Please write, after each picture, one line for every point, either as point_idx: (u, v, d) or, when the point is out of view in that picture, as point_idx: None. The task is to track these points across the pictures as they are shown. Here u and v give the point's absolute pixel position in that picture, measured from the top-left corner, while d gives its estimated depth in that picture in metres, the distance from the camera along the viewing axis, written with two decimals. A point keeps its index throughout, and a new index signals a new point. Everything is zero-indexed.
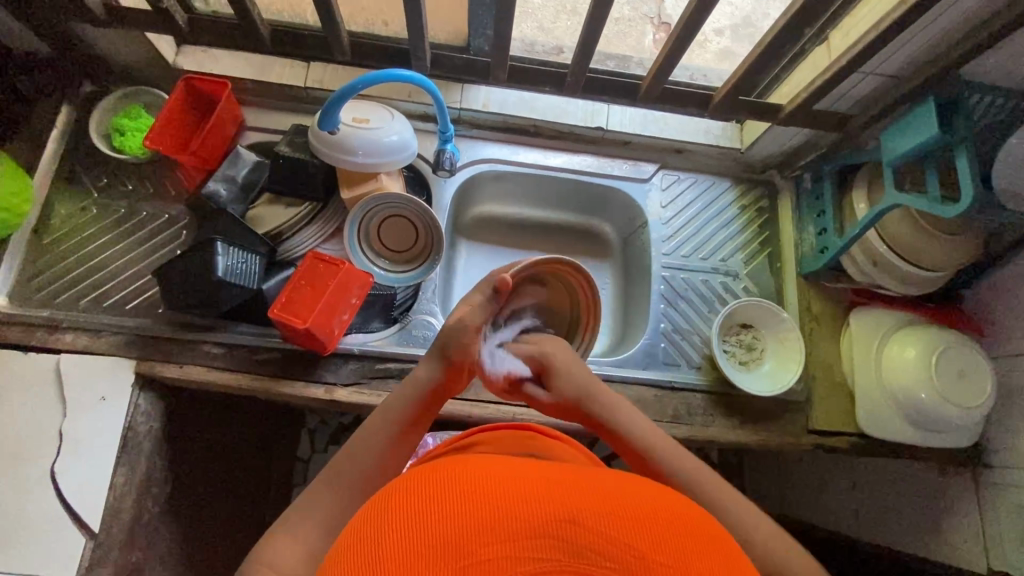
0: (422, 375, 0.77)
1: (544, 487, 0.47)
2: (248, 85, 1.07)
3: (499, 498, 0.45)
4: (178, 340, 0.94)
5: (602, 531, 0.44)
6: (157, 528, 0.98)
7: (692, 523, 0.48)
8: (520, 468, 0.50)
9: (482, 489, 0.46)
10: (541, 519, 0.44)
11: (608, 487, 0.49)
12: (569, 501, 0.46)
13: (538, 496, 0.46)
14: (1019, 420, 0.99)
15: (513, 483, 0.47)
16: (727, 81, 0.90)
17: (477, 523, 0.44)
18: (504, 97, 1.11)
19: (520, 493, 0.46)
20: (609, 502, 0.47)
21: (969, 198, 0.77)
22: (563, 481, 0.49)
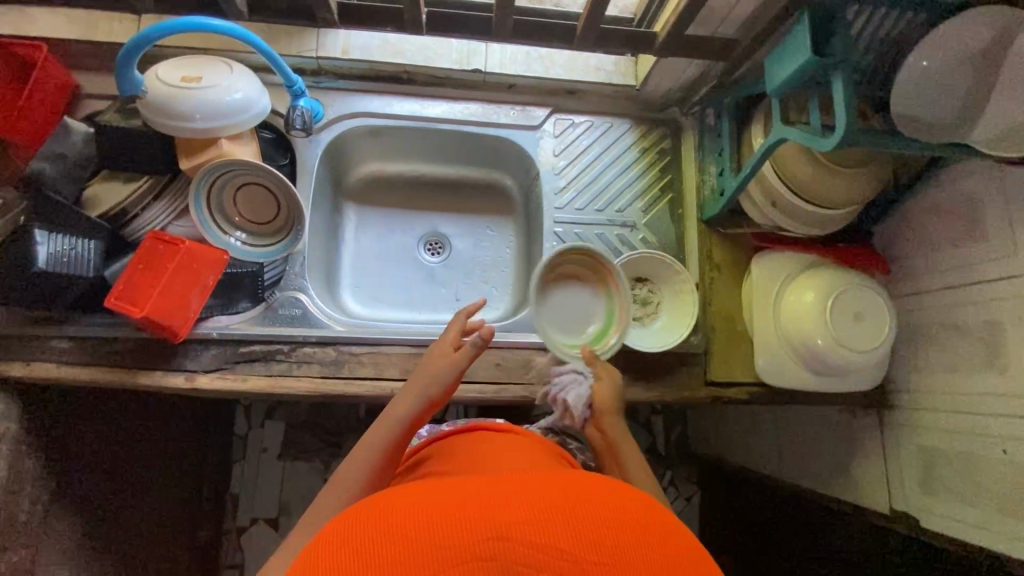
0: (401, 412, 0.71)
1: (465, 506, 0.44)
2: (74, 46, 0.95)
3: (419, 529, 0.42)
4: (23, 337, 0.88)
5: (531, 542, 0.41)
6: (37, 527, 0.95)
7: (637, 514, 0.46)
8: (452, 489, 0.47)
9: (402, 525, 0.42)
10: (467, 543, 0.41)
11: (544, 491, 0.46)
12: (493, 515, 0.43)
13: (459, 519, 0.42)
14: (921, 360, 0.95)
15: (426, 511, 0.43)
16: (587, 10, 0.79)
17: (398, 563, 0.40)
18: (367, 41, 0.98)
19: (441, 518, 0.42)
20: (546, 509, 0.44)
21: (844, 129, 0.69)
22: (489, 495, 0.45)
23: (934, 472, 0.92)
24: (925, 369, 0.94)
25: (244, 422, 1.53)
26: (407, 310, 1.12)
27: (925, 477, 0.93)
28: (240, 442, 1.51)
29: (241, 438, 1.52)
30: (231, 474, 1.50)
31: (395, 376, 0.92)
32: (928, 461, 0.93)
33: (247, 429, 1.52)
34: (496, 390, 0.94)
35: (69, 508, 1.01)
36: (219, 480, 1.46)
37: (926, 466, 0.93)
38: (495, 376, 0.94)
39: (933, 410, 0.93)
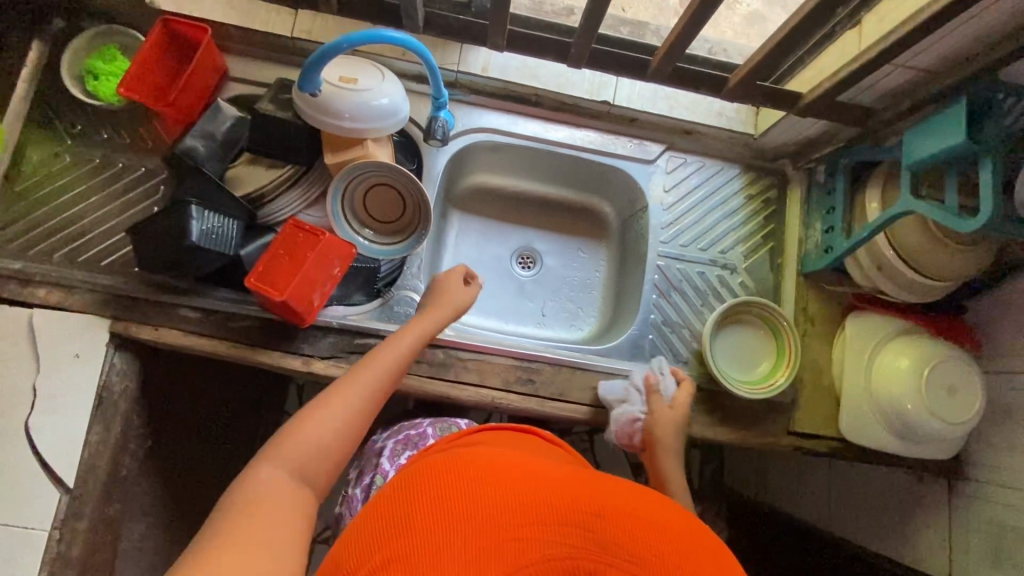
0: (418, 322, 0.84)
1: (564, 489, 0.50)
2: (232, 32, 1.00)
3: (525, 490, 0.48)
4: (155, 302, 0.92)
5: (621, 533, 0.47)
6: (134, 483, 0.98)
7: (668, 520, 0.50)
8: (497, 471, 0.51)
9: (508, 482, 0.49)
10: (566, 514, 0.47)
11: (582, 490, 0.51)
12: (587, 501, 0.49)
13: (560, 496, 0.49)
14: (1002, 438, 0.97)
15: (529, 481, 0.50)
16: (746, 65, 0.83)
17: (501, 511, 0.46)
18: (507, 62, 1.04)
19: (545, 490, 0.49)
20: (587, 508, 0.48)
21: (988, 214, 0.72)
22: (582, 486, 0.51)
23: (1004, 548, 0.93)
24: (1007, 448, 0.96)
25: None
26: (495, 319, 1.15)
27: (994, 552, 0.94)
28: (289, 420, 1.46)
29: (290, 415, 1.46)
30: None
31: (497, 385, 0.95)
32: (999, 537, 0.94)
33: None
34: (590, 412, 0.97)
35: (158, 468, 1.04)
36: None
37: (997, 542, 0.95)
38: (590, 399, 0.97)
39: (1010, 488, 0.94)
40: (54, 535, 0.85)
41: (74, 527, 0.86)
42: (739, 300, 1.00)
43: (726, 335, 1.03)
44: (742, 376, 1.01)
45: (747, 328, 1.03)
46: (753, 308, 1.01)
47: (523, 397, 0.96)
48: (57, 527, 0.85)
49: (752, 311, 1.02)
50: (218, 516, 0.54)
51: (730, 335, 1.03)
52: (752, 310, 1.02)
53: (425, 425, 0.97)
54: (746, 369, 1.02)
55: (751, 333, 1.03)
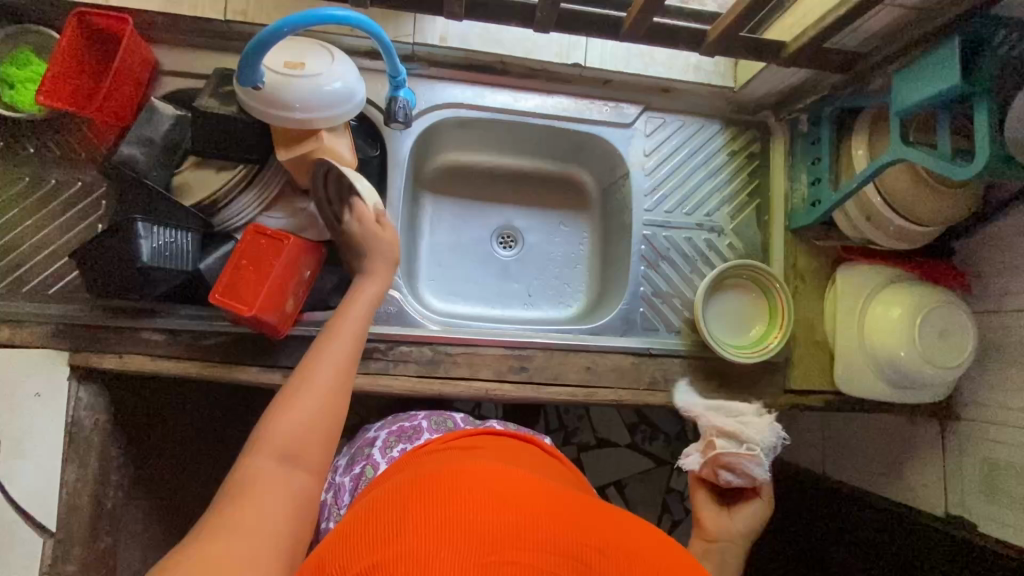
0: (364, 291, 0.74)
1: (561, 511, 0.47)
2: (157, 19, 0.89)
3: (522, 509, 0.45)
4: (114, 328, 0.85)
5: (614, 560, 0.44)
6: (123, 515, 0.94)
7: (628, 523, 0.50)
8: (456, 474, 0.48)
9: (503, 496, 0.46)
10: (563, 538, 0.44)
11: (541, 491, 0.49)
12: (583, 526, 0.46)
13: (557, 517, 0.46)
14: (994, 376, 0.98)
15: (525, 499, 0.46)
16: (725, 18, 0.77)
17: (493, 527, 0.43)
18: (467, 30, 0.94)
19: (542, 510, 0.46)
20: (549, 508, 0.47)
21: (983, 158, 0.69)
22: (581, 510, 0.48)
23: (999, 482, 0.95)
24: (998, 385, 0.97)
25: None
26: (480, 304, 1.10)
27: (988, 486, 0.97)
28: None
29: None
30: None
31: (490, 377, 0.92)
32: (992, 471, 0.97)
33: None
34: (587, 393, 0.95)
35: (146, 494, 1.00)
36: None
37: (990, 476, 0.97)
38: (586, 380, 0.95)
39: (1003, 424, 0.96)
40: None
41: (64, 572, 0.82)
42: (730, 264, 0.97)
43: (720, 299, 1.00)
44: (737, 340, 0.99)
45: (740, 291, 1.01)
46: (745, 270, 0.98)
47: (518, 385, 0.93)
48: (46, 573, 0.81)
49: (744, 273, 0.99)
50: (197, 535, 0.46)
51: (724, 299, 1.00)
52: (744, 272, 0.99)
53: (418, 417, 0.90)
54: (742, 332, 1.00)
55: (745, 296, 1.01)
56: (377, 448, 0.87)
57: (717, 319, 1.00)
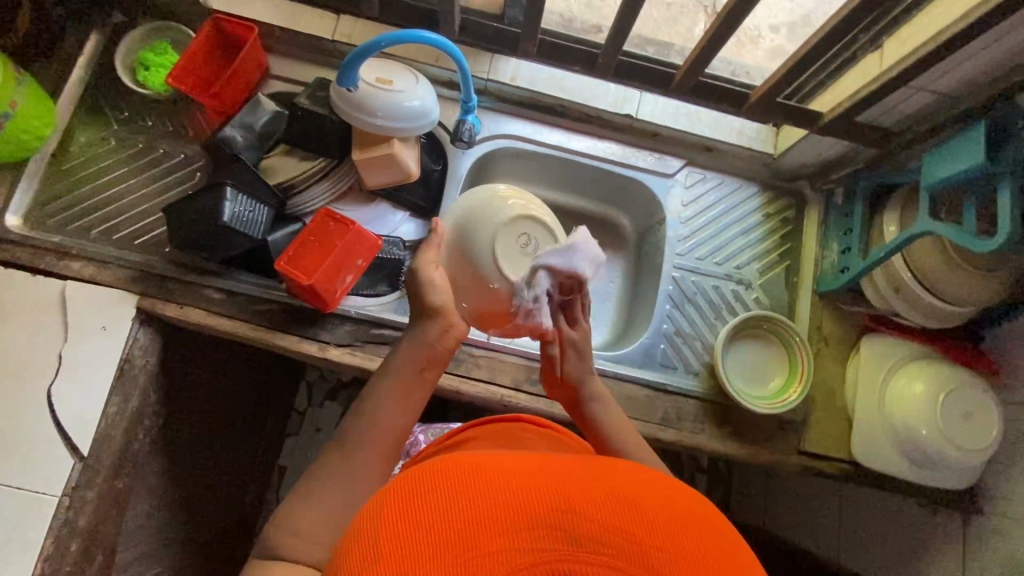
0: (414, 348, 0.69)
1: (546, 478, 0.44)
2: (276, 32, 1.05)
3: (500, 487, 0.43)
4: (182, 281, 0.95)
5: (604, 521, 0.41)
6: (145, 460, 1.00)
7: (605, 473, 0.46)
8: (412, 474, 0.45)
9: (480, 478, 0.43)
10: (543, 511, 0.41)
11: (503, 461, 0.46)
12: (570, 490, 0.43)
13: (539, 486, 0.43)
14: (1020, 469, 0.94)
15: (503, 473, 0.44)
16: (767, 82, 0.90)
17: (468, 516, 0.41)
18: (535, 73, 1.07)
19: (521, 481, 0.43)
20: (513, 478, 0.44)
21: (1005, 232, 0.72)
22: (567, 474, 0.45)
23: None
24: (1022, 479, 0.94)
25: (304, 399, 1.49)
26: None
27: None
28: (298, 418, 1.47)
29: (299, 414, 1.48)
30: (283, 448, 1.45)
31: (506, 384, 0.96)
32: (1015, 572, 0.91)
33: (306, 406, 1.48)
34: None
35: (168, 446, 1.06)
36: (272, 451, 1.42)
37: None
38: None
39: None
40: (64, 503, 0.85)
41: (83, 497, 0.87)
42: (753, 313, 1.00)
43: (741, 347, 1.03)
44: (754, 390, 1.00)
45: (762, 343, 1.03)
46: (767, 322, 1.02)
47: (533, 397, 0.96)
48: (67, 495, 0.86)
49: (765, 325, 1.02)
50: None
51: (745, 349, 1.03)
52: (765, 325, 1.02)
53: (416, 433, 0.97)
54: (760, 383, 1.01)
55: (765, 350, 1.03)
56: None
57: (735, 367, 1.02)
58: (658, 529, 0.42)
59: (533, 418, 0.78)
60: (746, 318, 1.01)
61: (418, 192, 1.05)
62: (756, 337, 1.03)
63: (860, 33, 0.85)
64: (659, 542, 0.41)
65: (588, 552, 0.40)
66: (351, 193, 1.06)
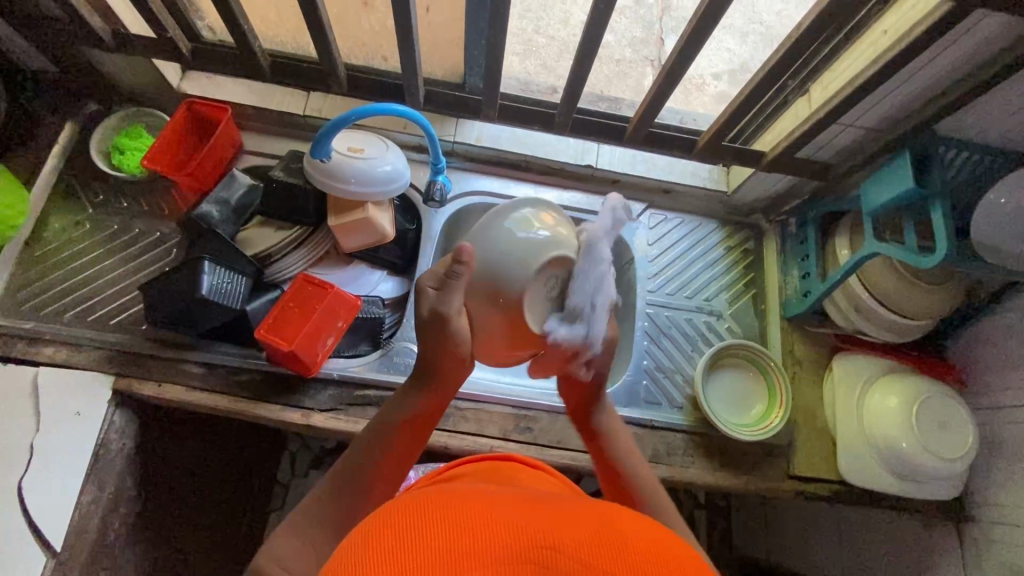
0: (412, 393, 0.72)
1: (530, 517, 0.45)
2: (249, 111, 1.11)
3: (484, 525, 0.43)
4: (159, 358, 0.94)
5: (585, 557, 0.41)
6: (122, 549, 0.95)
7: (594, 515, 0.47)
8: (407, 505, 0.46)
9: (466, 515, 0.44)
10: (525, 546, 0.42)
11: (497, 502, 0.47)
12: (553, 528, 0.44)
13: (524, 523, 0.44)
14: (1000, 473, 0.97)
15: (486, 514, 0.44)
16: (712, 127, 0.98)
17: (451, 548, 0.41)
18: (498, 132, 1.14)
19: (506, 520, 0.44)
20: (502, 517, 0.44)
21: (943, 251, 0.78)
22: (550, 514, 0.46)
23: None
24: (1004, 483, 0.96)
25: (288, 469, 1.43)
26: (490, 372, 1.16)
27: None
28: (281, 490, 1.41)
29: (282, 487, 1.41)
30: (268, 524, 1.37)
31: (495, 434, 0.96)
32: None
33: (291, 477, 1.42)
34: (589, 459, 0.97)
35: (148, 534, 1.01)
36: (256, 529, 1.35)
37: None
38: None
39: (1015, 525, 0.93)
40: None
41: None
42: (724, 343, 1.03)
43: (720, 376, 1.06)
44: (736, 418, 1.02)
45: (740, 371, 1.06)
46: (743, 349, 1.05)
47: (522, 445, 0.97)
48: None
49: (740, 353, 1.05)
50: None
51: (722, 378, 1.05)
52: (740, 352, 1.05)
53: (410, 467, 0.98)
54: (743, 410, 1.03)
55: (743, 377, 1.06)
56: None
57: (716, 396, 1.04)
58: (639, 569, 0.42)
59: (528, 459, 0.80)
60: (720, 348, 1.03)
61: (394, 251, 1.08)
62: (732, 364, 1.06)
63: (789, 80, 0.94)
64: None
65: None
66: (328, 258, 1.08)
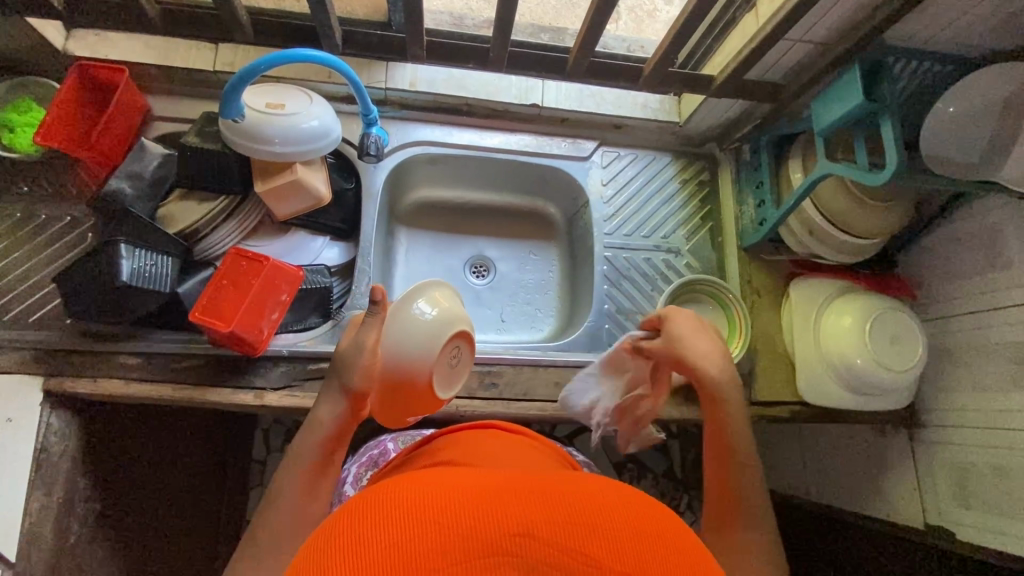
0: (321, 415, 0.69)
1: (500, 499, 0.43)
2: (152, 71, 0.99)
3: (451, 516, 0.41)
4: (91, 353, 0.88)
5: (557, 541, 0.40)
6: (87, 550, 0.92)
7: (566, 489, 0.45)
8: (368, 503, 0.44)
9: (431, 504, 0.42)
10: (494, 535, 0.39)
11: (463, 484, 0.45)
12: (523, 511, 0.42)
13: (493, 508, 0.41)
14: (948, 379, 1.00)
15: (454, 500, 0.42)
16: (656, 54, 0.92)
17: (417, 547, 0.39)
18: (434, 75, 1.05)
19: (474, 507, 0.41)
20: (471, 503, 0.42)
21: (895, 165, 0.76)
22: (520, 492, 0.44)
23: (968, 484, 0.95)
24: (952, 387, 0.99)
25: (261, 446, 1.40)
26: None
27: (959, 492, 0.96)
28: (257, 468, 1.39)
29: (259, 464, 1.39)
30: (247, 502, 1.36)
31: (460, 394, 0.95)
32: (961, 476, 0.96)
33: (266, 454, 1.39)
34: (556, 408, 0.97)
35: (115, 532, 0.98)
36: (236, 509, 1.33)
37: (960, 481, 0.96)
38: (554, 395, 0.98)
39: (963, 427, 0.97)
40: None
41: None
42: (681, 281, 1.02)
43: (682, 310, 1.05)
44: None
45: (701, 303, 1.06)
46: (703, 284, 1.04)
47: (488, 402, 0.96)
48: None
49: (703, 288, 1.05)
50: None
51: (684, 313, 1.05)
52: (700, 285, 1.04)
53: (387, 440, 0.94)
54: None
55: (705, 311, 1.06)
56: (348, 488, 0.90)
57: None
58: (613, 546, 0.40)
59: (498, 422, 0.79)
60: (680, 284, 1.03)
61: (334, 215, 1.02)
62: (693, 297, 1.06)
63: None
64: (616, 560, 0.40)
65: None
66: (263, 228, 1.01)
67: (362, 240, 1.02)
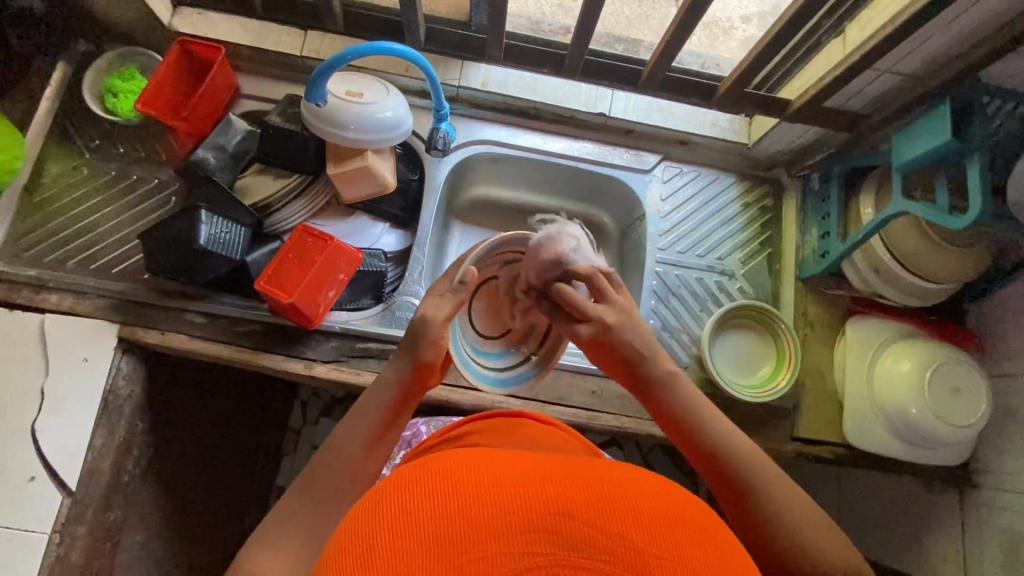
0: (388, 378, 0.67)
1: (546, 479, 0.43)
2: (244, 52, 1.05)
3: (498, 489, 0.42)
4: (163, 307, 0.95)
5: (599, 525, 0.40)
6: (136, 490, 0.98)
7: (606, 475, 0.45)
8: (418, 468, 0.45)
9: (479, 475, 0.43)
10: (538, 512, 0.40)
11: (509, 460, 0.46)
12: (565, 492, 0.42)
13: (538, 487, 0.42)
14: (1010, 442, 0.94)
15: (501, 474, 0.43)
16: (732, 75, 0.92)
17: (465, 514, 0.40)
18: (506, 77, 1.07)
19: (519, 484, 0.42)
20: (516, 478, 0.43)
21: (977, 209, 0.72)
22: (564, 474, 0.44)
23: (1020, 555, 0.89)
24: (1013, 451, 0.93)
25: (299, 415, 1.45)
26: None
27: (1010, 562, 0.90)
28: (293, 437, 1.43)
29: (294, 432, 1.43)
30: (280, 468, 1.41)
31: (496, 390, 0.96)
32: (1014, 546, 0.90)
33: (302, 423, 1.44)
34: (590, 416, 0.98)
35: (161, 476, 1.04)
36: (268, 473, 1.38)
37: (1012, 551, 0.90)
38: (590, 404, 0.98)
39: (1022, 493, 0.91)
40: (54, 540, 0.83)
41: (72, 533, 0.85)
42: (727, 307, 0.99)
43: (729, 334, 1.04)
44: (741, 379, 1.01)
45: (751, 329, 1.04)
46: (752, 309, 1.02)
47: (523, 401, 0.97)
48: (57, 531, 0.84)
49: (751, 314, 1.03)
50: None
51: (731, 338, 1.04)
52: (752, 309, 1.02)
53: (419, 424, 0.98)
54: (750, 372, 1.02)
55: (754, 338, 1.04)
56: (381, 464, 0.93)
57: (722, 355, 1.03)
58: (657, 537, 0.40)
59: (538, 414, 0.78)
60: (727, 309, 1.00)
61: (396, 204, 1.05)
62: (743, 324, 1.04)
63: (822, 20, 0.87)
64: (658, 549, 0.40)
65: (585, 556, 0.39)
66: (328, 208, 1.06)
67: (420, 229, 1.05)
